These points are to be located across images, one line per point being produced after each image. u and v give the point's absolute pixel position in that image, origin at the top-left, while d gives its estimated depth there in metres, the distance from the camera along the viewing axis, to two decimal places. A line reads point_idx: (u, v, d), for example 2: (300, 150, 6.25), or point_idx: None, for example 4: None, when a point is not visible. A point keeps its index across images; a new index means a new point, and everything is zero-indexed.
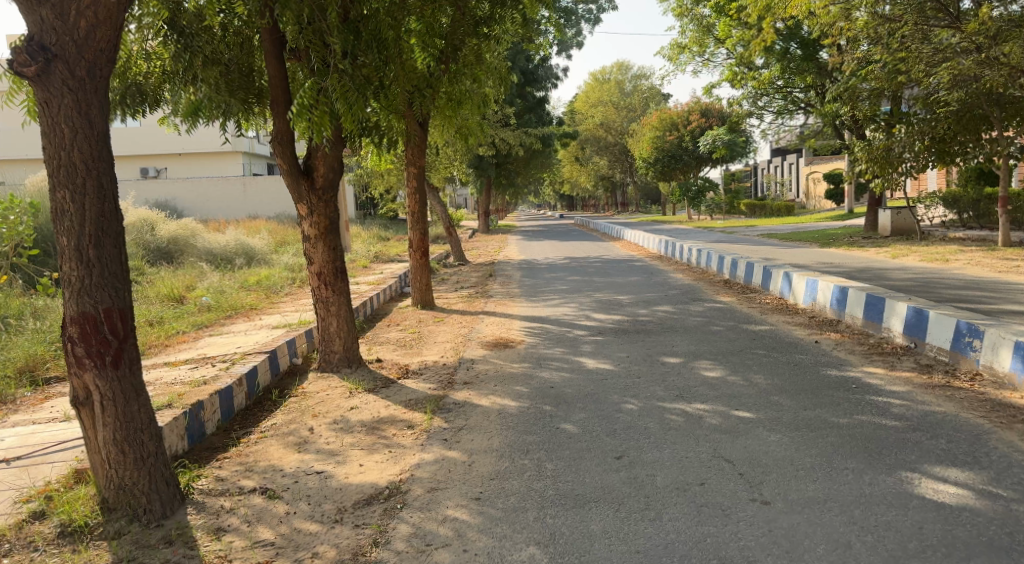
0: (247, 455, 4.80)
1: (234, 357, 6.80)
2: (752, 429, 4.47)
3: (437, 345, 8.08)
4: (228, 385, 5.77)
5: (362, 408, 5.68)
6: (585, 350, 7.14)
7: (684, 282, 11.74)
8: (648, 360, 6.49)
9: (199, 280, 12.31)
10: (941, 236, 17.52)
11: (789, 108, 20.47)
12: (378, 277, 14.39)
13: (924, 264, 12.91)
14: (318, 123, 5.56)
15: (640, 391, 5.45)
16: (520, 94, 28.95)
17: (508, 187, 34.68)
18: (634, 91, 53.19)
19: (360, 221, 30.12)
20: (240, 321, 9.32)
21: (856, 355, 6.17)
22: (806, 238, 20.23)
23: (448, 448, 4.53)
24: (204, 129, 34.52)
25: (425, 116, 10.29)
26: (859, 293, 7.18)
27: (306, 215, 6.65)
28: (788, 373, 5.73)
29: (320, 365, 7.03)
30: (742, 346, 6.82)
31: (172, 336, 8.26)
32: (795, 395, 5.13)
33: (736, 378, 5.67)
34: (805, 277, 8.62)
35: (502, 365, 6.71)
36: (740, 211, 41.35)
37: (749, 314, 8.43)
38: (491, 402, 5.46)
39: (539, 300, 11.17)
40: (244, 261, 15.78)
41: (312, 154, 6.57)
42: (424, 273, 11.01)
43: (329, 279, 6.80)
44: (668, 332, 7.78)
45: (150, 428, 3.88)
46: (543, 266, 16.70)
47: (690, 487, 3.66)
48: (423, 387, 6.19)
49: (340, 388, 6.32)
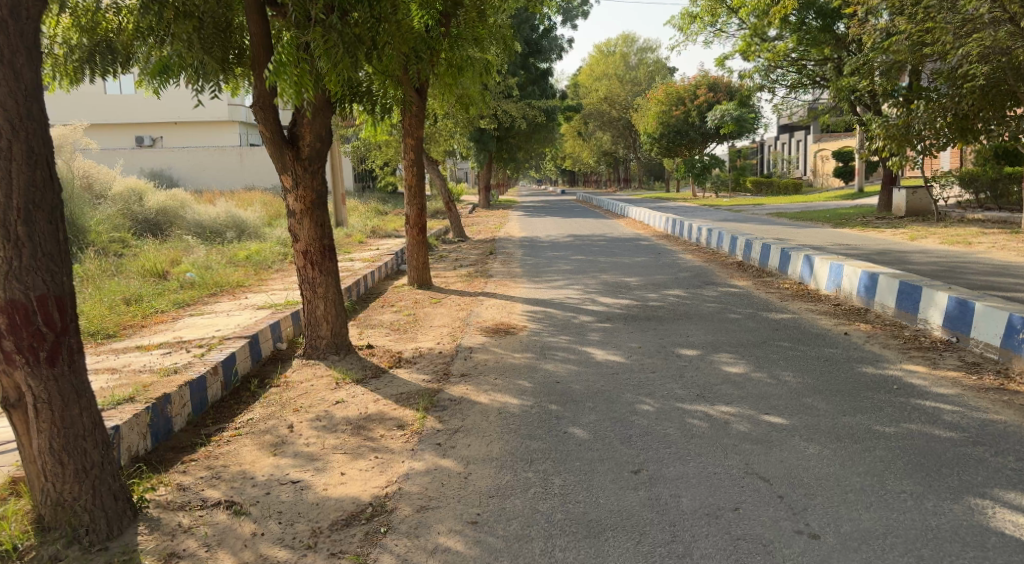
0: (216, 457, 4.27)
1: (212, 341, 6.24)
2: (788, 439, 3.94)
3: (433, 330, 7.54)
4: (201, 375, 5.21)
5: (348, 402, 5.15)
6: (593, 338, 6.61)
7: (694, 264, 11.17)
8: (662, 351, 5.95)
9: (185, 255, 11.73)
10: (957, 217, 16.91)
11: (802, 82, 19.75)
12: (373, 254, 13.81)
13: (945, 247, 12.35)
14: (300, 83, 4.96)
15: (657, 390, 4.91)
16: (524, 65, 28.19)
17: (510, 162, 33.96)
18: (639, 64, 52.30)
19: (358, 195, 29.48)
20: (224, 300, 8.71)
21: (892, 350, 5.63)
22: (817, 217, 19.63)
23: (442, 455, 3.99)
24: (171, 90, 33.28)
25: (424, 83, 9.62)
26: (891, 281, 6.64)
27: (291, 188, 6.07)
28: (820, 371, 5.19)
29: (306, 351, 6.48)
30: (765, 337, 6.27)
31: (149, 316, 7.69)
32: (831, 397, 4.60)
33: (763, 376, 5.13)
34: (828, 261, 8.06)
35: (503, 354, 6.16)
36: (746, 189, 40.67)
37: (767, 301, 7.88)
38: (492, 400, 4.92)
39: (542, 281, 10.60)
40: (235, 235, 15.16)
41: (298, 122, 5.97)
42: (421, 251, 10.43)
43: (316, 258, 6.23)
44: (682, 319, 7.24)
45: (95, 434, 3.33)
46: (546, 244, 16.11)
47: (723, 514, 3.13)
48: (417, 378, 5.65)
49: (326, 378, 5.79)
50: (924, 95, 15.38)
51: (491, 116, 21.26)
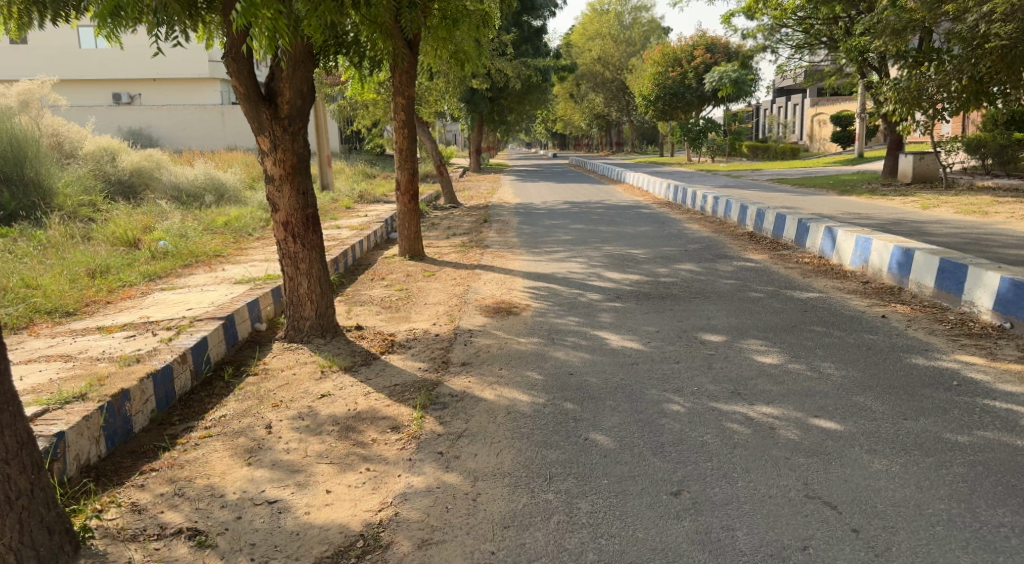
0: (181, 467, 3.68)
1: (182, 322, 5.57)
2: (847, 451, 3.39)
3: (428, 308, 6.93)
4: (167, 365, 4.57)
5: (335, 397, 4.55)
6: (605, 321, 6.02)
7: (702, 234, 10.58)
8: (684, 337, 5.39)
9: (160, 220, 10.97)
10: (966, 185, 16.37)
11: (809, 42, 19.01)
12: (362, 221, 13.13)
13: (961, 216, 11.80)
14: (275, 29, 4.21)
15: (685, 385, 4.34)
16: (517, 23, 27.15)
17: (501, 125, 33.04)
18: (633, 24, 51.16)
19: (345, 157, 28.54)
20: (199, 272, 7.99)
21: (939, 336, 5.07)
22: (820, 184, 19.06)
23: (444, 468, 3.41)
24: (135, 39, 31.92)
25: (414, 35, 8.88)
26: (930, 258, 6.07)
27: (268, 151, 5.40)
28: (866, 362, 4.64)
29: (288, 333, 5.84)
30: (795, 320, 5.71)
31: (116, 291, 7.00)
32: (884, 395, 4.05)
33: (802, 368, 4.56)
34: (853, 235, 7.48)
35: (506, 340, 5.57)
36: (742, 153, 39.93)
37: (787, 277, 7.31)
38: (499, 396, 4.33)
39: (541, 252, 10.00)
40: (214, 199, 14.34)
41: (275, 76, 5.28)
42: (413, 219, 9.76)
43: (298, 229, 5.57)
44: (699, 297, 6.66)
45: (21, 456, 2.67)
46: (542, 211, 15.45)
47: (791, 556, 2.58)
48: (412, 368, 5.04)
49: (309, 365, 5.18)
50: (936, 57, 14.72)
51: (484, 75, 20.32)
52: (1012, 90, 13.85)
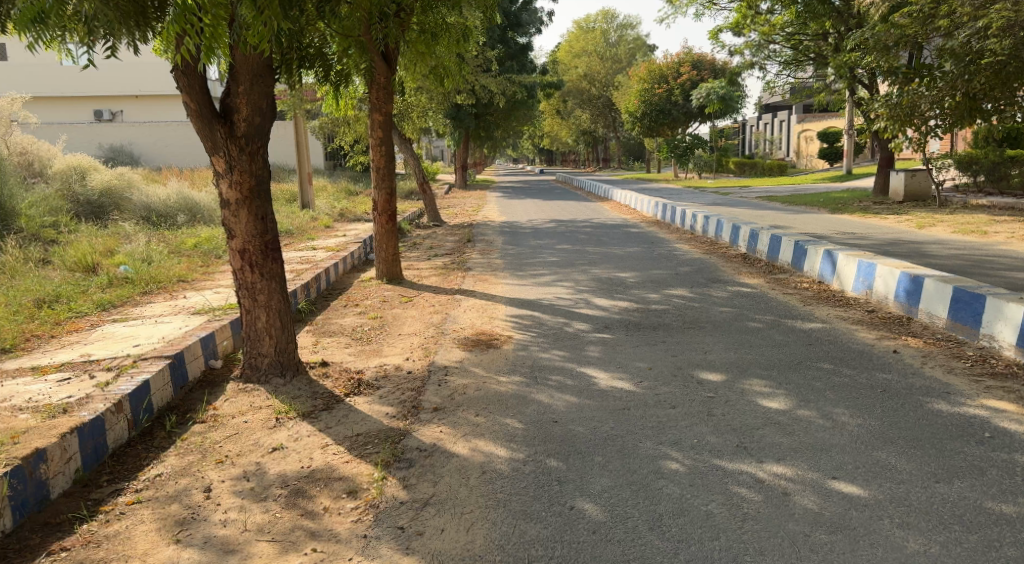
0: (98, 547, 3.11)
1: (125, 361, 4.97)
2: (875, 525, 2.92)
3: (402, 340, 6.41)
4: (98, 416, 3.95)
5: (288, 451, 4.01)
6: (593, 355, 5.53)
7: (693, 256, 10.16)
8: (679, 375, 4.90)
9: (125, 242, 10.37)
10: (960, 203, 16.08)
11: (798, 59, 18.77)
12: (339, 241, 12.60)
13: (960, 236, 11.46)
14: (213, 36, 3.68)
15: (683, 437, 3.84)
16: (503, 39, 27.01)
17: (487, 141, 32.66)
18: (618, 41, 51.61)
19: (328, 174, 28.02)
20: (158, 301, 7.39)
21: (960, 375, 4.63)
22: (811, 202, 18.76)
23: (404, 550, 2.89)
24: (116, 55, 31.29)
25: (392, 46, 8.40)
26: (942, 286, 5.67)
27: (222, 172, 4.89)
28: (883, 408, 4.16)
29: (244, 373, 5.28)
30: (800, 355, 5.23)
31: (63, 322, 6.38)
32: (908, 450, 3.59)
33: (813, 416, 4.08)
34: (854, 259, 7.07)
35: (485, 379, 5.06)
36: (729, 170, 39.82)
37: (787, 305, 6.86)
38: (473, 450, 3.81)
39: (526, 275, 9.54)
40: (187, 218, 13.71)
41: (232, 91, 4.79)
42: (390, 241, 9.24)
43: (256, 257, 5.05)
44: (693, 328, 6.19)
45: None
46: (528, 230, 14.96)
47: None
48: (379, 413, 4.50)
49: (264, 411, 4.63)
50: (927, 74, 14.49)
51: (469, 92, 19.88)
52: (1006, 106, 13.63)
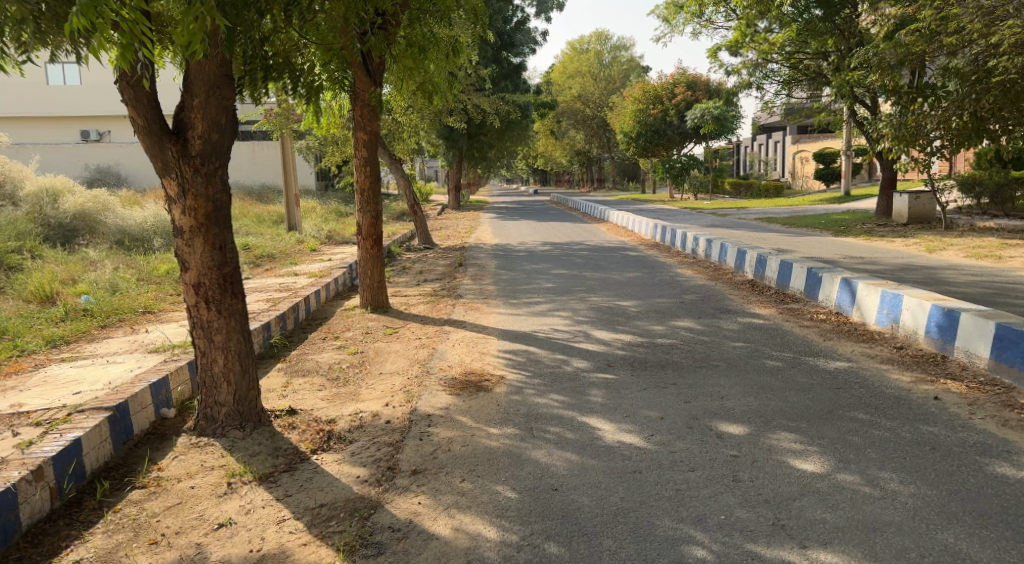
0: None
1: (59, 414, 4.31)
2: None
3: (382, 381, 5.78)
4: (9, 489, 3.29)
5: (237, 528, 3.36)
6: (596, 401, 4.91)
7: (697, 282, 9.60)
8: (695, 428, 4.28)
9: (91, 270, 9.72)
10: (966, 225, 15.59)
11: (798, 78, 18.42)
12: (323, 266, 12.01)
13: (974, 261, 10.93)
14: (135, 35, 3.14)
15: (708, 513, 3.21)
16: (496, 59, 26.66)
17: (481, 161, 32.18)
18: (611, 62, 51.68)
19: (318, 195, 27.46)
20: (116, 336, 6.75)
21: (1016, 428, 4.03)
22: (812, 224, 18.29)
23: None
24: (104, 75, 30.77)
25: (379, 62, 7.87)
26: (981, 322, 5.10)
27: (175, 197, 4.28)
28: (936, 472, 3.56)
29: (198, 424, 4.64)
30: (829, 402, 4.62)
31: (3, 362, 5.73)
32: (979, 532, 2.98)
33: (856, 483, 3.47)
34: (877, 290, 6.49)
35: (473, 432, 4.43)
36: (725, 191, 39.48)
37: (806, 339, 6.27)
38: (456, 531, 3.18)
39: (520, 303, 8.95)
40: (164, 242, 13.08)
41: (185, 104, 4.19)
42: (374, 268, 8.62)
43: (213, 293, 4.43)
44: (706, 367, 5.59)
45: None
46: (523, 253, 14.39)
47: None
48: (347, 477, 3.86)
49: (216, 473, 4.00)
50: (931, 93, 14.12)
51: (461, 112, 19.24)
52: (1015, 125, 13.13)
